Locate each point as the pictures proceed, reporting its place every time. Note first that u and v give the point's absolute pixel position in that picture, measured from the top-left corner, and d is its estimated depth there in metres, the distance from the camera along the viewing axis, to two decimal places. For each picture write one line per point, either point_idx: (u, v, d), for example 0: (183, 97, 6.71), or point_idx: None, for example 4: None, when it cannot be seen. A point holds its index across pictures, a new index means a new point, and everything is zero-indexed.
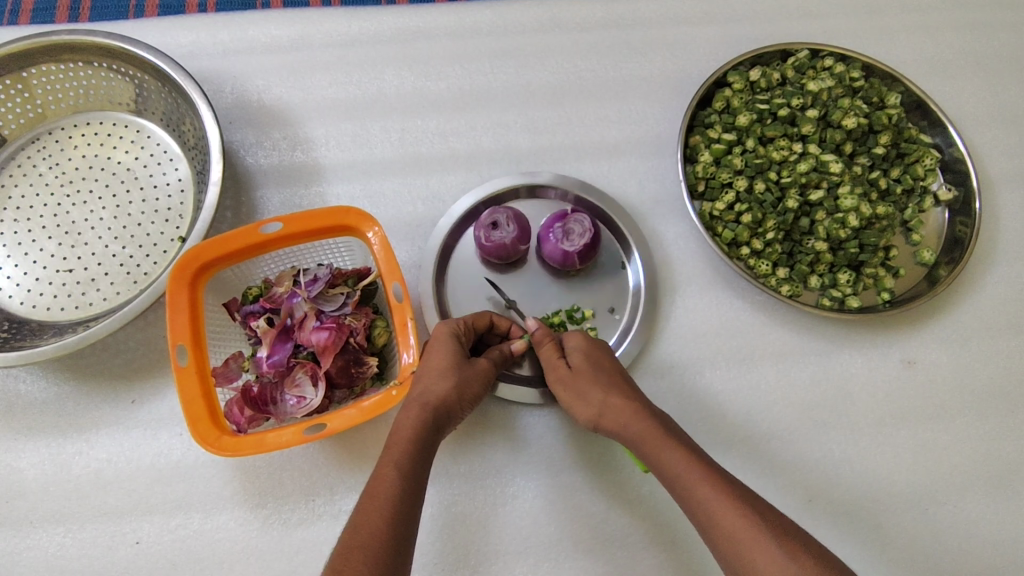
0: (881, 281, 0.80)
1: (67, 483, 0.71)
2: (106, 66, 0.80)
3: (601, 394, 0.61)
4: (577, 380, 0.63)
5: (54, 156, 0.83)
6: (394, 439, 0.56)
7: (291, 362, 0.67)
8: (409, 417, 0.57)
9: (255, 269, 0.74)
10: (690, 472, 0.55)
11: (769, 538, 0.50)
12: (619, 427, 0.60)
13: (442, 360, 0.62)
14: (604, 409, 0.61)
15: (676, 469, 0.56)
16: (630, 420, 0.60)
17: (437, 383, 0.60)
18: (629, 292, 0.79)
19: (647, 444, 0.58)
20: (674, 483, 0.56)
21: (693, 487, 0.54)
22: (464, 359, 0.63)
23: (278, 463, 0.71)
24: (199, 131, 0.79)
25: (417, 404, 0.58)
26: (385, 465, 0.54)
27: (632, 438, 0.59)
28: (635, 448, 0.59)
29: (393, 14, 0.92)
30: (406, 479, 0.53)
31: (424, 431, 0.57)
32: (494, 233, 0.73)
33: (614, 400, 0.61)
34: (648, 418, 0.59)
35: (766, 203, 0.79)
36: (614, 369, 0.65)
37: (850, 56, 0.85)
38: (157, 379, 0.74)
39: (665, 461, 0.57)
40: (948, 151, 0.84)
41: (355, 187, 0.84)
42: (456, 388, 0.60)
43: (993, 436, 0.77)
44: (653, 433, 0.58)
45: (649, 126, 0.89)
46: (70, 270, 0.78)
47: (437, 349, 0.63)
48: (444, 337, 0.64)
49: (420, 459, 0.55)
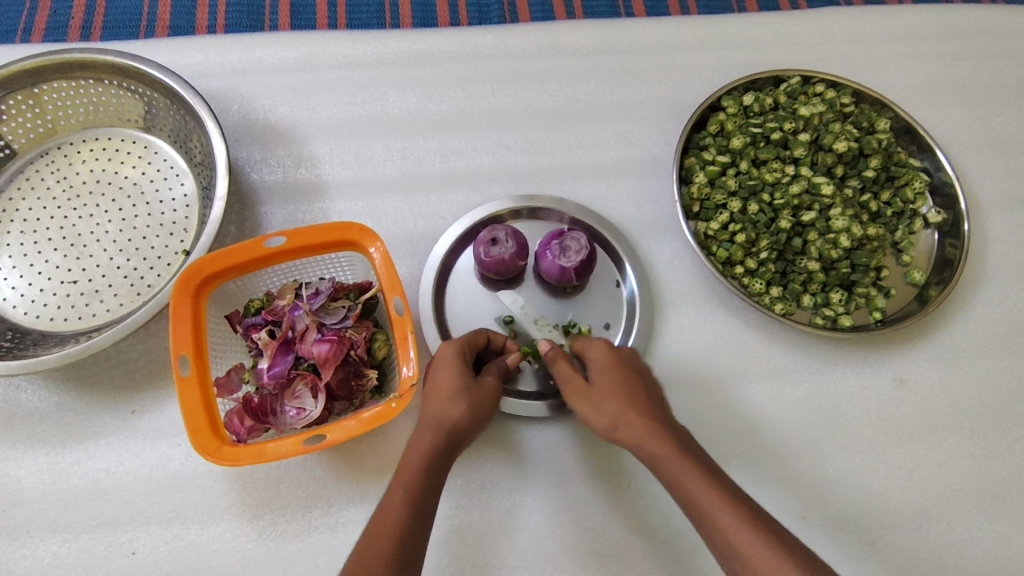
0: (872, 300, 0.81)
1: (65, 492, 0.71)
2: (117, 84, 0.82)
3: (622, 407, 0.61)
4: (596, 391, 0.63)
5: (62, 169, 0.85)
6: (405, 469, 0.58)
7: (291, 373, 0.68)
8: (420, 445, 0.58)
9: (258, 283, 0.75)
10: (711, 496, 0.55)
11: (790, 565, 0.51)
12: (635, 442, 0.60)
13: (446, 382, 0.62)
14: (619, 422, 0.61)
15: (695, 492, 0.56)
16: (646, 439, 0.60)
17: (444, 407, 0.61)
18: (623, 304, 0.81)
19: (663, 463, 0.59)
20: (690, 504, 0.57)
21: (712, 512, 0.55)
22: (469, 377, 0.63)
23: (276, 474, 0.71)
24: (206, 147, 0.80)
25: (426, 431, 0.59)
26: (392, 498, 0.56)
27: (648, 457, 0.60)
28: (652, 465, 0.60)
29: (398, 38, 0.94)
30: (411, 512, 0.55)
31: (433, 459, 0.58)
32: (493, 248, 0.75)
33: (634, 417, 0.61)
34: (665, 437, 0.59)
35: (760, 223, 0.81)
36: (636, 380, 0.64)
37: (840, 83, 0.88)
38: (157, 390, 0.75)
39: (683, 483, 0.57)
40: (936, 175, 0.87)
41: (358, 204, 0.85)
42: (466, 410, 0.61)
43: (986, 455, 0.78)
44: (673, 454, 0.58)
45: (645, 148, 0.91)
46: (74, 281, 0.79)
47: (440, 369, 0.63)
48: (447, 354, 0.64)
49: (428, 489, 0.56)
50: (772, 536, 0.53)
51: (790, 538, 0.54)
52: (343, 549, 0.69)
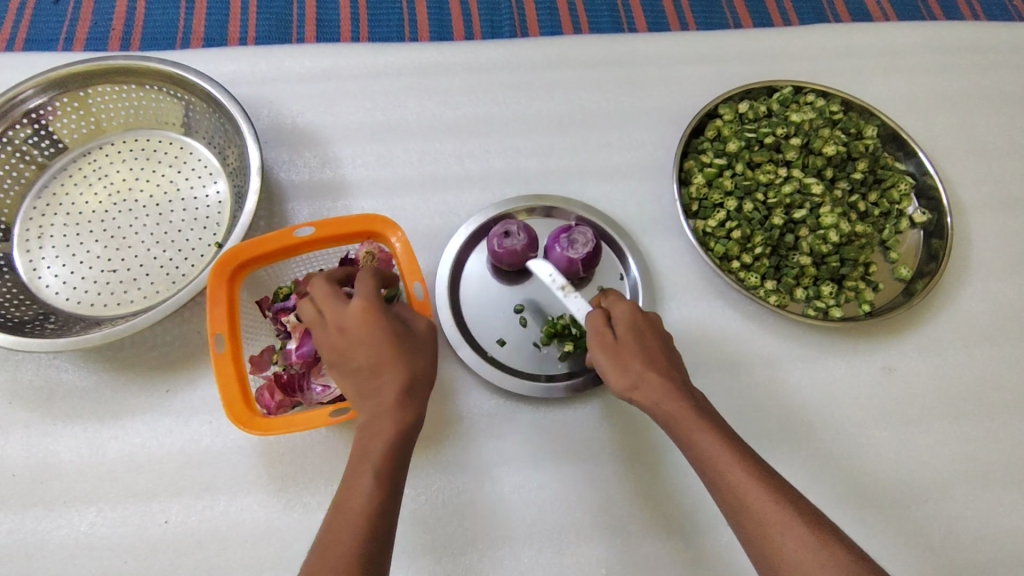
0: (861, 294, 0.86)
1: (102, 465, 0.76)
2: (157, 89, 0.89)
3: (644, 369, 0.67)
4: (620, 351, 0.68)
5: (103, 168, 0.91)
6: (364, 447, 0.60)
7: (318, 353, 0.73)
8: (380, 423, 0.60)
9: (286, 271, 0.81)
10: (723, 455, 0.61)
11: (797, 519, 0.57)
12: (654, 403, 0.66)
13: (382, 352, 0.62)
14: (641, 381, 0.67)
15: (707, 450, 0.62)
16: (666, 401, 0.65)
17: (388, 380, 0.61)
18: (625, 287, 0.86)
19: (679, 423, 0.64)
20: (703, 461, 0.62)
21: (724, 470, 0.61)
22: (399, 340, 0.63)
23: (300, 450, 0.76)
24: (239, 146, 0.87)
25: (383, 406, 0.61)
26: (359, 475, 0.58)
27: (664, 416, 0.65)
28: (668, 424, 0.65)
29: (416, 50, 1.01)
30: (382, 488, 0.58)
31: (396, 433, 0.60)
32: (506, 240, 0.81)
33: (655, 379, 0.66)
34: (683, 401, 0.65)
35: (754, 220, 0.87)
36: (657, 346, 0.70)
37: (829, 93, 0.94)
38: (190, 371, 0.80)
39: (696, 442, 0.63)
40: (921, 178, 0.93)
41: (378, 202, 0.91)
42: (414, 373, 0.63)
43: (971, 440, 0.82)
44: (690, 417, 0.64)
45: (647, 153, 0.97)
46: (113, 270, 0.85)
47: (367, 337, 0.62)
48: (370, 318, 0.63)
49: (396, 464, 0.60)
50: (782, 494, 0.59)
51: (793, 494, 0.60)
52: None
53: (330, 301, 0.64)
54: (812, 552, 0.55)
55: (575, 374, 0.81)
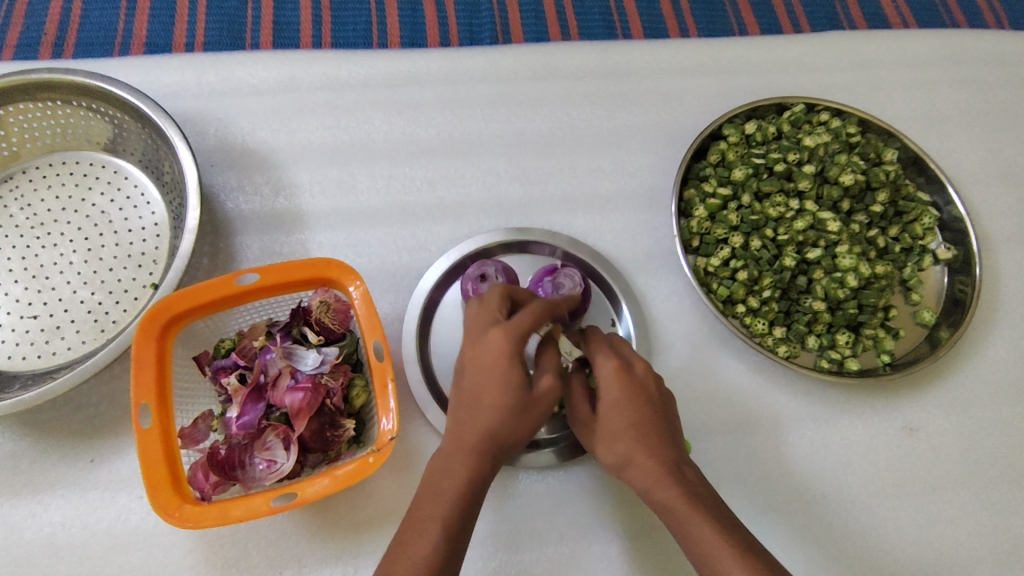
0: (880, 342, 0.77)
1: (17, 549, 0.66)
2: (85, 106, 0.78)
3: (629, 445, 0.56)
4: (604, 425, 0.58)
5: (26, 195, 0.80)
6: (437, 484, 0.53)
7: (262, 424, 0.64)
8: (456, 463, 0.54)
9: (228, 321, 0.70)
10: (719, 553, 0.50)
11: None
12: (644, 486, 0.55)
13: (494, 386, 0.55)
14: (630, 460, 0.56)
15: (703, 546, 0.51)
16: (658, 488, 0.54)
17: (487, 418, 0.55)
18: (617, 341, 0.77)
19: (670, 512, 0.53)
20: (699, 559, 0.51)
21: (723, 572, 0.49)
22: (524, 381, 0.56)
23: (244, 532, 0.67)
24: (177, 173, 0.76)
25: (467, 445, 0.54)
26: (426, 518, 0.52)
27: (658, 504, 0.54)
28: (662, 513, 0.54)
29: (385, 58, 0.90)
30: (451, 538, 0.51)
31: (475, 481, 0.53)
32: (481, 285, 0.71)
33: (642, 457, 0.55)
34: (677, 486, 0.53)
35: (763, 260, 0.77)
36: (652, 410, 0.57)
37: (845, 111, 0.84)
38: (118, 437, 0.70)
39: (689, 535, 0.52)
40: (945, 209, 0.83)
41: (339, 235, 0.81)
42: (516, 428, 0.55)
43: (997, 510, 0.75)
44: (681, 504, 0.53)
45: (642, 178, 0.87)
46: (35, 316, 0.74)
47: (493, 363, 0.56)
48: (506, 348, 0.56)
49: (466, 517, 0.53)
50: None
51: None
52: None
53: (480, 315, 0.59)
54: None
55: (557, 441, 0.72)
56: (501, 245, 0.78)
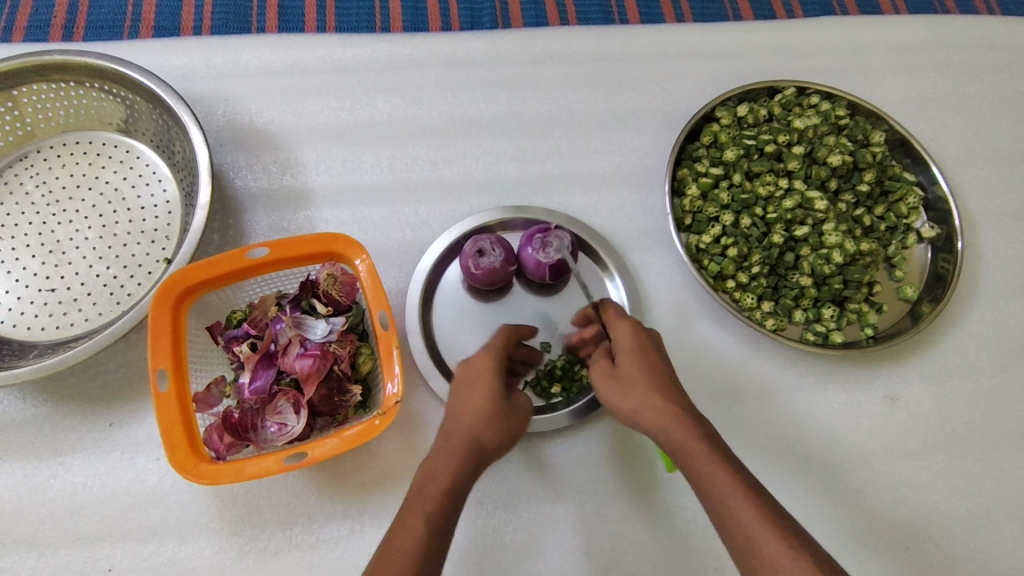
0: (864, 316, 0.81)
1: (41, 506, 0.69)
2: (98, 87, 0.80)
3: (645, 393, 0.59)
4: (623, 374, 0.61)
5: (41, 174, 0.83)
6: (426, 482, 0.56)
7: (273, 389, 0.67)
8: (442, 463, 0.57)
9: (239, 293, 0.73)
10: (730, 489, 0.54)
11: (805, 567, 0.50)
12: (658, 430, 0.58)
13: (477, 395, 0.61)
14: (643, 409, 0.59)
15: (712, 484, 0.55)
16: (673, 427, 0.57)
17: (467, 423, 0.59)
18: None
19: (686, 454, 0.56)
20: (710, 496, 0.55)
21: (734, 508, 0.53)
22: (504, 395, 0.62)
23: (257, 490, 0.71)
24: (189, 152, 0.79)
25: (453, 448, 0.58)
26: (413, 513, 0.54)
27: (673, 446, 0.57)
28: (672, 455, 0.58)
29: (388, 42, 0.93)
30: (434, 533, 0.53)
31: (460, 479, 0.56)
32: (481, 259, 0.74)
33: (657, 403, 0.58)
34: (690, 429, 0.57)
35: (752, 237, 0.80)
36: (663, 364, 0.62)
37: (835, 95, 0.86)
38: (136, 403, 0.73)
39: (701, 475, 0.55)
40: (930, 189, 0.86)
41: (344, 212, 0.84)
42: (496, 434, 0.59)
43: (973, 474, 0.78)
44: (695, 444, 0.56)
45: (637, 159, 0.90)
46: (52, 289, 0.77)
47: (476, 380, 0.62)
48: (485, 366, 0.63)
49: (449, 514, 0.55)
50: (786, 528, 0.52)
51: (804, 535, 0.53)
52: (325, 567, 0.68)
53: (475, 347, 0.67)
54: None
55: (554, 407, 0.76)
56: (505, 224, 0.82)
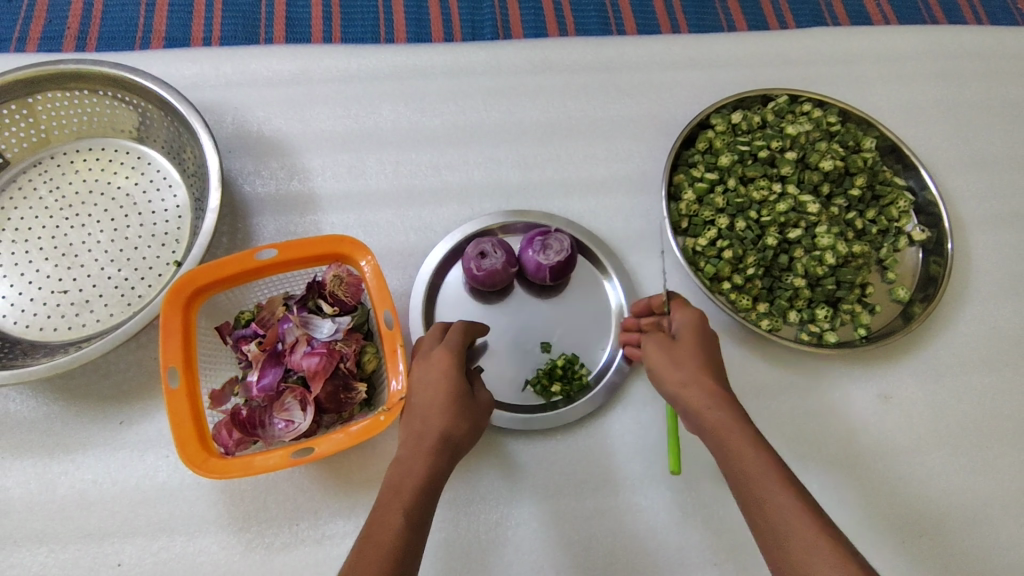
0: (857, 317, 0.83)
1: (52, 503, 0.71)
2: (111, 95, 0.83)
3: (697, 368, 0.63)
4: (677, 351, 0.65)
5: (55, 179, 0.85)
6: (400, 479, 0.57)
7: (280, 386, 0.69)
8: (415, 462, 0.58)
9: (248, 294, 0.75)
10: (761, 469, 0.56)
11: (827, 544, 0.50)
12: (699, 407, 0.61)
13: (441, 391, 0.62)
14: (693, 382, 0.62)
15: (744, 462, 0.56)
16: (716, 406, 0.60)
17: (439, 424, 0.61)
18: (611, 311, 0.82)
19: (723, 433, 0.59)
20: (742, 474, 0.56)
21: (765, 485, 0.55)
22: (468, 392, 0.64)
23: (263, 487, 0.72)
24: (199, 158, 0.81)
25: (424, 446, 0.59)
26: (391, 509, 0.55)
27: (711, 423, 0.60)
28: (710, 434, 0.60)
29: (392, 52, 0.95)
30: (413, 528, 0.54)
31: (434, 477, 0.58)
32: (483, 261, 0.76)
33: (706, 379, 0.62)
34: (730, 409, 0.59)
35: (747, 239, 0.82)
36: (715, 351, 0.65)
37: (827, 102, 0.89)
38: (145, 401, 0.75)
39: (736, 452, 0.57)
40: (920, 193, 0.88)
41: (350, 216, 0.86)
42: (466, 430, 0.62)
43: (966, 471, 0.80)
44: (734, 423, 0.58)
45: (634, 165, 0.92)
46: (65, 291, 0.79)
47: (437, 376, 0.63)
48: (448, 363, 0.64)
49: (424, 509, 0.56)
50: (811, 509, 0.53)
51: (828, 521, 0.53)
52: (330, 562, 0.69)
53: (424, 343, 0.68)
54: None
55: (549, 407, 0.77)
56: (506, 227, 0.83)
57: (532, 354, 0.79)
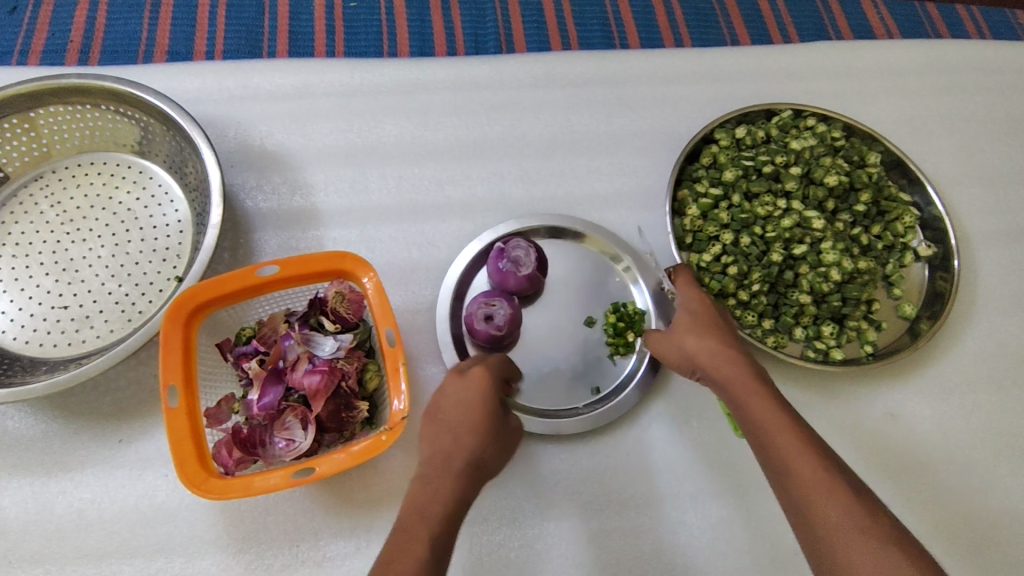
0: (863, 334, 0.82)
1: (49, 523, 0.70)
2: (113, 109, 0.83)
3: (700, 335, 0.64)
4: (684, 319, 0.67)
5: (55, 193, 0.85)
6: (424, 505, 0.56)
7: (281, 405, 0.67)
8: (441, 488, 0.56)
9: (249, 310, 0.75)
10: (772, 420, 0.57)
11: (837, 486, 0.52)
12: (711, 366, 0.63)
13: (476, 413, 0.61)
14: (695, 352, 0.64)
15: (758, 417, 0.58)
16: (724, 364, 0.62)
17: (469, 446, 0.59)
18: None
19: (735, 387, 0.60)
20: (754, 429, 0.58)
21: (777, 440, 0.56)
22: (499, 415, 0.62)
23: (263, 507, 0.71)
24: (201, 174, 0.81)
25: (450, 470, 0.57)
26: (413, 540, 0.53)
27: (721, 380, 0.62)
28: (726, 392, 0.61)
29: (395, 66, 0.95)
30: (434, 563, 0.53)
31: (460, 502, 0.56)
32: (495, 320, 0.74)
33: (708, 343, 0.63)
34: (736, 367, 0.61)
35: (751, 255, 0.81)
36: (722, 321, 0.67)
37: (830, 117, 0.88)
38: (145, 419, 0.74)
39: (750, 408, 0.59)
40: (926, 209, 0.87)
41: (352, 231, 0.86)
42: (494, 455, 0.60)
43: (975, 490, 0.79)
44: (744, 377, 0.60)
45: (638, 179, 0.92)
46: (65, 307, 0.79)
47: (471, 396, 0.62)
48: (482, 383, 0.63)
49: (446, 538, 0.55)
50: (826, 459, 0.54)
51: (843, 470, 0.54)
52: None
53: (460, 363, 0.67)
54: (854, 524, 0.50)
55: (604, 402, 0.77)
56: (471, 261, 0.81)
57: (545, 372, 0.77)
